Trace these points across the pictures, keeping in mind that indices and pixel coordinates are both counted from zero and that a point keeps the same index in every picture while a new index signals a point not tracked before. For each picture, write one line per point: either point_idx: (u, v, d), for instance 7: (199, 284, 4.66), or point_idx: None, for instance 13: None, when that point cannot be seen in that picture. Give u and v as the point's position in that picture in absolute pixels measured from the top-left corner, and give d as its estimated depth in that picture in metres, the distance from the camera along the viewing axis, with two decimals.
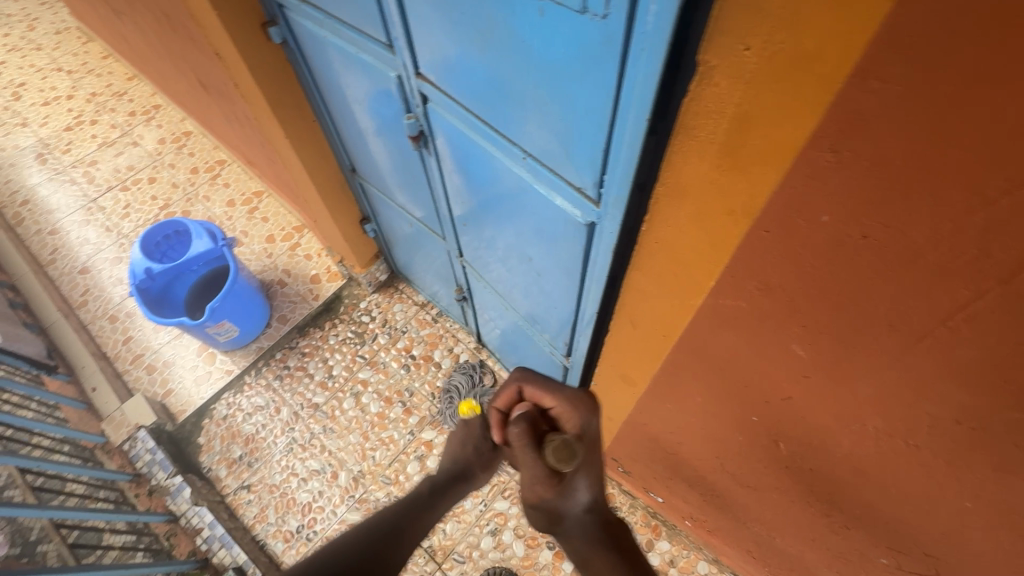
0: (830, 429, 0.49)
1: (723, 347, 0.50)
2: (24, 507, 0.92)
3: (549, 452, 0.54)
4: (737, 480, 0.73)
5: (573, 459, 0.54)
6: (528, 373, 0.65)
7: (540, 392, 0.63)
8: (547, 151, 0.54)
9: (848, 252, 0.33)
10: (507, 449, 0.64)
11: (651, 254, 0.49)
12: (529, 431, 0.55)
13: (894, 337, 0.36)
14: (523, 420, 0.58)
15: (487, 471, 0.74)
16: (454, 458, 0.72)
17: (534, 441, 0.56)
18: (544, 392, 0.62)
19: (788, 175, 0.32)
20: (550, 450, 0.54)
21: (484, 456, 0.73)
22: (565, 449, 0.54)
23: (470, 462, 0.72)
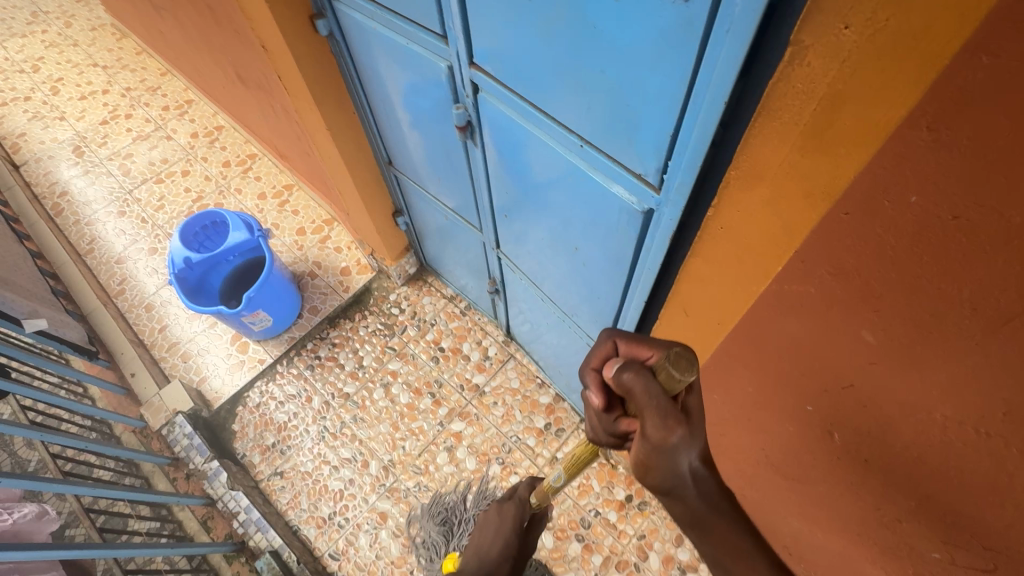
0: (892, 418, 0.48)
1: (785, 333, 0.50)
2: (71, 484, 0.96)
3: (662, 375, 0.46)
4: (781, 472, 0.73)
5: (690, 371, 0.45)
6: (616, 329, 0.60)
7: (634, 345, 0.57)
8: (607, 138, 0.55)
9: (936, 233, 0.33)
10: (608, 413, 0.56)
11: (717, 240, 0.50)
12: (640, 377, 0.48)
13: (975, 323, 0.36)
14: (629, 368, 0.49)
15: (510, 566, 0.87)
16: (486, 553, 0.87)
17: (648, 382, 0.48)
18: (639, 344, 0.57)
19: (879, 155, 0.32)
20: (663, 374, 0.46)
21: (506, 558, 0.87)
22: (681, 361, 0.45)
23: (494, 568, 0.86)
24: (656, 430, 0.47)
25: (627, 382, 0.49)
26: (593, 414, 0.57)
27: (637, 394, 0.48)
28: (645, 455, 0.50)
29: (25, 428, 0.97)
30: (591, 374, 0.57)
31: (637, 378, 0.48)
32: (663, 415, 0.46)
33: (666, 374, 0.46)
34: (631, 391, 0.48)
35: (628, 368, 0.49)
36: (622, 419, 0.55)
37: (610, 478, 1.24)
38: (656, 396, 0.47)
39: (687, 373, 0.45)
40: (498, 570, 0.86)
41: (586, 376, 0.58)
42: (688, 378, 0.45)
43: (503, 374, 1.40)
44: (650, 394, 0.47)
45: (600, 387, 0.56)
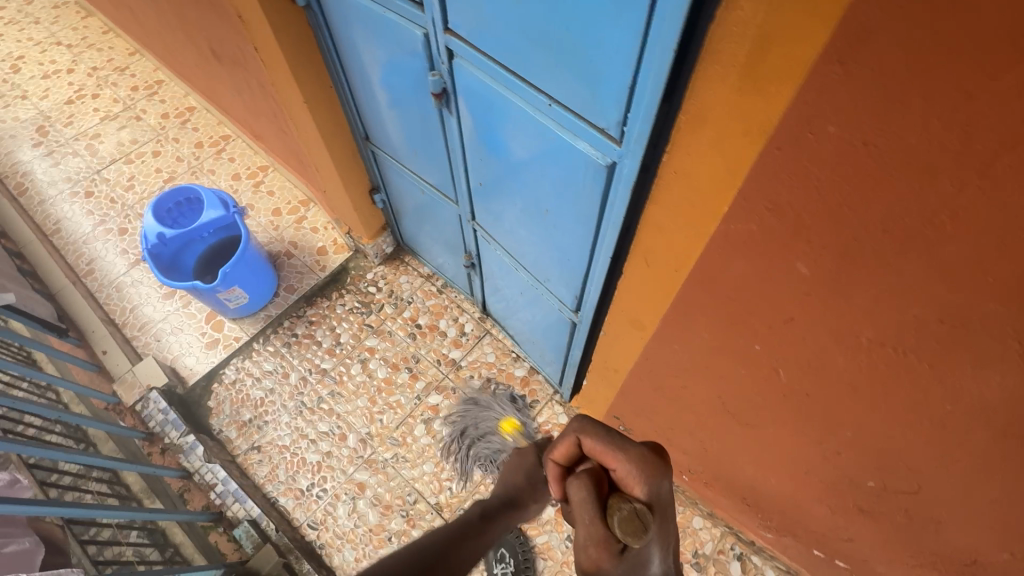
0: (826, 346, 0.54)
1: (732, 274, 0.55)
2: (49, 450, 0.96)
3: (615, 520, 0.48)
4: (735, 419, 0.78)
5: (644, 533, 0.47)
6: (586, 419, 0.56)
7: (601, 447, 0.53)
8: (572, 96, 0.59)
9: (851, 160, 0.38)
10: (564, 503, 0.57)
11: (671, 184, 0.54)
12: (590, 496, 0.49)
13: (888, 241, 0.41)
14: (584, 480, 0.50)
15: (538, 502, 0.75)
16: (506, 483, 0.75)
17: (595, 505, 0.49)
18: (606, 451, 0.53)
19: (801, 90, 0.37)
20: (617, 521, 0.47)
21: (536, 488, 0.75)
22: (634, 521, 0.47)
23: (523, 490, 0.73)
24: (586, 555, 0.48)
25: (576, 498, 0.50)
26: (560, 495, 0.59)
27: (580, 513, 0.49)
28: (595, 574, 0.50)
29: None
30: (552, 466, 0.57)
31: (588, 502, 0.49)
32: (593, 545, 0.48)
33: (617, 526, 0.47)
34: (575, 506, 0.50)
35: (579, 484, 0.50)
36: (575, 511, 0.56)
37: None
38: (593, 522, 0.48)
39: (633, 534, 0.47)
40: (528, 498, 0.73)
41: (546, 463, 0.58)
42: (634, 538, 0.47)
43: (479, 349, 1.44)
44: (590, 521, 0.48)
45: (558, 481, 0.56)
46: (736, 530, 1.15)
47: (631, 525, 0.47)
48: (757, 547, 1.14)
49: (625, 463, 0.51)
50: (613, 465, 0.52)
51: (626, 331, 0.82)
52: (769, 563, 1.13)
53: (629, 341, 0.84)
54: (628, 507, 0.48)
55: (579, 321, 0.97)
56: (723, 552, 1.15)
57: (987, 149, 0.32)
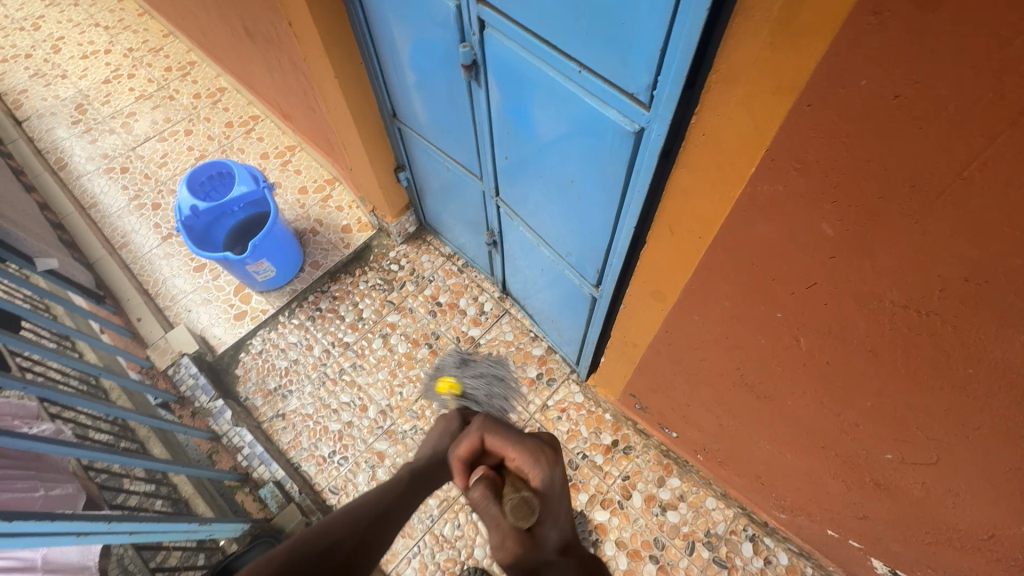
0: (849, 311, 0.55)
1: (756, 239, 0.56)
2: (94, 403, 1.02)
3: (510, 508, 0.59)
4: (753, 392, 0.79)
5: (531, 515, 0.59)
6: (488, 424, 0.71)
7: (498, 447, 0.68)
8: (603, 61, 0.60)
9: (882, 113, 0.39)
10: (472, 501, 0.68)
11: (697, 147, 0.55)
12: (490, 493, 0.62)
13: (914, 197, 0.41)
14: (484, 484, 0.63)
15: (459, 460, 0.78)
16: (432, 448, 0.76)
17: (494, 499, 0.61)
18: (503, 443, 0.69)
19: (833, 43, 0.38)
20: (512, 507, 0.59)
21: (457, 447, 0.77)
22: (523, 506, 0.59)
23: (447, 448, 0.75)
24: (499, 543, 0.58)
25: (480, 497, 0.62)
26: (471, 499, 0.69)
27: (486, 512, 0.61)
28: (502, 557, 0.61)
29: (48, 351, 1.06)
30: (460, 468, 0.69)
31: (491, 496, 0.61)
32: (506, 536, 0.58)
33: (511, 512, 0.59)
34: (480, 505, 0.62)
35: (480, 486, 0.63)
36: None
37: (597, 424, 1.30)
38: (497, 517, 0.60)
39: (524, 518, 0.58)
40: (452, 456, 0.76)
41: (453, 468, 0.70)
42: (525, 521, 0.58)
43: (498, 328, 1.46)
44: (494, 515, 0.60)
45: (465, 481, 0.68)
46: (749, 512, 1.16)
47: (523, 511, 0.59)
48: (770, 528, 1.15)
49: (517, 453, 0.68)
50: (511, 455, 0.68)
51: (647, 304, 0.83)
52: (781, 545, 1.14)
53: (649, 314, 0.85)
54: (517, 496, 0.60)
55: (600, 296, 0.98)
56: (736, 532, 1.16)
57: (1019, 97, 0.32)
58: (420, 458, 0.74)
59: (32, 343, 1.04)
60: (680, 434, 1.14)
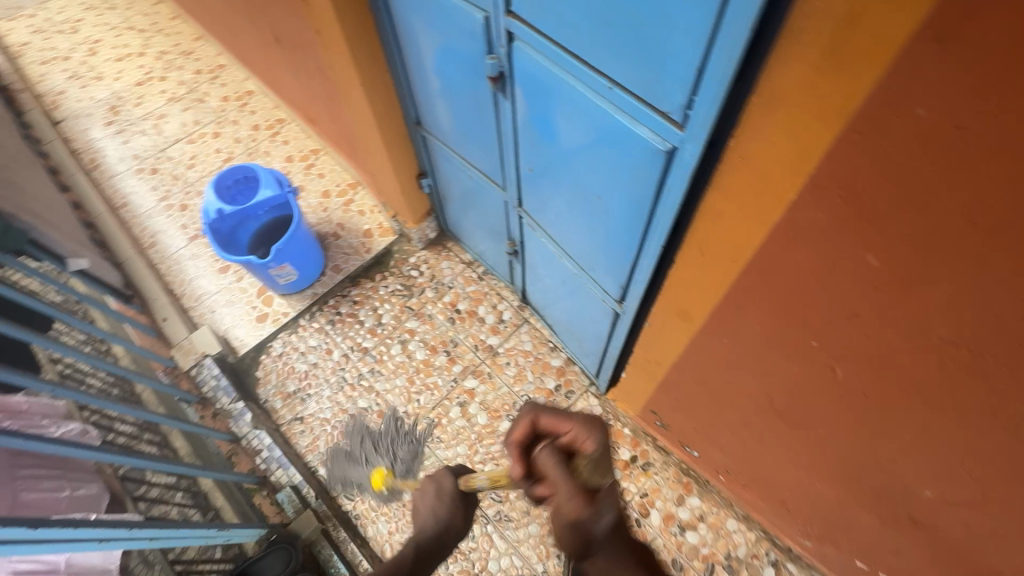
0: (892, 344, 0.52)
1: (794, 265, 0.54)
2: (118, 404, 1.03)
3: (587, 462, 0.61)
4: (782, 418, 0.76)
5: (604, 476, 0.60)
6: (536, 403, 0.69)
7: (551, 421, 0.66)
8: (635, 78, 0.58)
9: (941, 145, 0.36)
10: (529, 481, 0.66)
11: (732, 171, 0.53)
12: (558, 459, 0.61)
13: (972, 232, 0.39)
14: (551, 451, 0.62)
15: (466, 519, 0.77)
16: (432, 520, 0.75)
17: (563, 465, 0.61)
18: (557, 419, 0.66)
19: (889, 69, 0.35)
20: (586, 468, 0.60)
21: (460, 512, 0.77)
22: (596, 469, 0.60)
23: (450, 521, 0.75)
24: (569, 502, 0.57)
25: (548, 464, 0.62)
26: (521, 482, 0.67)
27: (555, 478, 0.60)
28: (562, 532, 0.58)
29: (76, 351, 1.07)
30: (513, 448, 0.67)
31: (558, 464, 0.61)
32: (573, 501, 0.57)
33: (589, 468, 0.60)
34: (548, 471, 0.61)
35: (547, 452, 0.62)
36: (537, 486, 0.65)
37: (616, 439, 1.27)
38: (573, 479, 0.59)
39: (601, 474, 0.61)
40: (454, 528, 0.75)
41: (508, 449, 0.67)
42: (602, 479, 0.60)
43: (516, 337, 1.45)
44: (563, 480, 0.59)
45: (520, 459, 0.66)
46: (772, 536, 1.13)
47: (599, 467, 0.60)
48: (793, 554, 1.11)
49: (575, 426, 0.64)
50: (565, 430, 0.65)
51: (673, 324, 0.80)
52: (805, 571, 1.10)
53: (674, 334, 0.83)
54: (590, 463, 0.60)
55: (623, 312, 0.96)
56: (758, 557, 1.12)
57: None
58: (425, 529, 0.74)
59: (62, 344, 1.06)
60: (701, 453, 1.11)
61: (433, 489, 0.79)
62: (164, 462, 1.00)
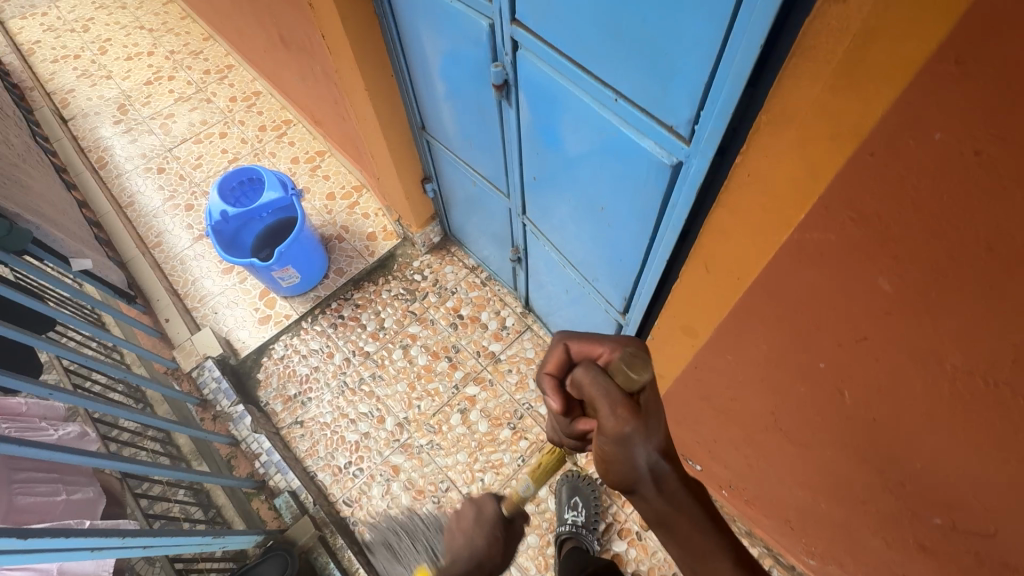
0: (904, 370, 0.50)
1: (802, 286, 0.52)
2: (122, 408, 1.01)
3: (620, 367, 0.53)
4: (788, 438, 0.74)
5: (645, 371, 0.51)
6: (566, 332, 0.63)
7: (584, 345, 0.60)
8: (641, 90, 0.57)
9: (958, 170, 0.35)
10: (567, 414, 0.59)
11: (739, 188, 0.51)
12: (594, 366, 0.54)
13: (991, 260, 0.37)
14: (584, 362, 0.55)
15: (506, 550, 0.73)
16: (470, 550, 0.71)
17: (599, 371, 0.53)
18: (591, 341, 0.60)
19: (906, 91, 0.34)
20: (622, 370, 0.52)
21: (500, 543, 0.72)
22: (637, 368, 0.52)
23: (486, 553, 0.71)
24: (610, 419, 0.51)
25: (583, 376, 0.54)
26: (555, 420, 0.61)
27: (592, 390, 0.52)
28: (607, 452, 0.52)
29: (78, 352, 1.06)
30: (546, 377, 0.60)
31: (595, 372, 0.53)
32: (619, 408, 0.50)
33: (622, 372, 0.52)
34: (584, 386, 0.53)
35: (581, 365, 0.54)
36: (579, 422, 0.59)
37: None
38: (610, 391, 0.51)
39: (640, 374, 0.51)
40: (491, 559, 0.70)
41: (540, 381, 0.60)
42: (641, 379, 0.51)
43: (519, 344, 1.43)
44: (603, 387, 0.52)
45: (556, 391, 0.59)
46: (775, 553, 1.11)
47: (636, 363, 0.52)
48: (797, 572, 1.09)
49: (610, 348, 0.59)
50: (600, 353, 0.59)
51: (677, 339, 0.79)
52: None
53: (678, 349, 0.81)
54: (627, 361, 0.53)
55: (626, 324, 0.95)
56: None
57: None
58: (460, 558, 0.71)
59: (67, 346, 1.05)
60: (704, 467, 1.09)
61: (476, 511, 0.76)
62: (162, 466, 0.99)
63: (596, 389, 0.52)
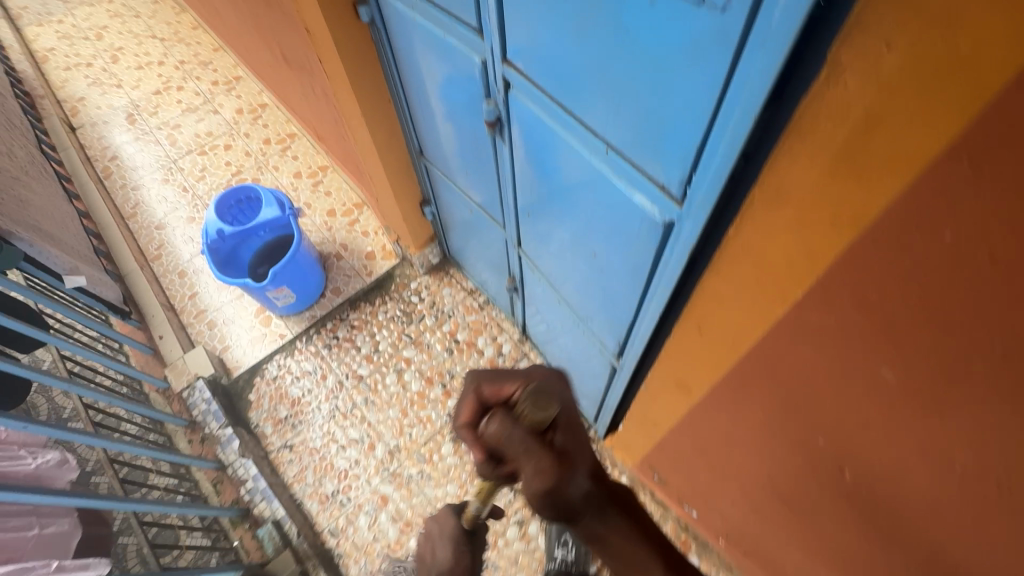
0: (910, 461, 0.46)
1: (800, 363, 0.48)
2: (104, 439, 0.99)
3: (526, 407, 0.47)
4: (785, 503, 0.70)
5: (551, 407, 0.47)
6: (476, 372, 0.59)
7: (493, 386, 0.56)
8: (632, 145, 0.53)
9: (971, 273, 0.31)
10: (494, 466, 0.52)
11: (733, 258, 0.47)
12: (502, 419, 0.47)
13: (1007, 369, 0.33)
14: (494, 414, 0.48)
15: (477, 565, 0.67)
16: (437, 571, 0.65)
17: (511, 421, 0.46)
18: (499, 382, 0.56)
19: (914, 186, 0.30)
20: (529, 412, 0.46)
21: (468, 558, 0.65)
22: (542, 408, 0.46)
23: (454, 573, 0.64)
24: (535, 476, 0.46)
25: (495, 433, 0.47)
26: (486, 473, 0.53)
27: (508, 446, 0.46)
28: (537, 504, 0.49)
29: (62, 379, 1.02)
30: (464, 432, 0.56)
31: (504, 425, 0.46)
32: (538, 461, 0.46)
33: (528, 414, 0.46)
34: (501, 444, 0.46)
35: (492, 421, 0.47)
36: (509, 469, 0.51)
37: None
38: (524, 440, 0.46)
39: (547, 410, 0.46)
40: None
41: (460, 434, 0.57)
42: (551, 416, 0.46)
43: None
44: (519, 441, 0.46)
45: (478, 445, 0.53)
46: None
47: (542, 402, 0.47)
48: None
49: (518, 385, 0.54)
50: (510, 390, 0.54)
51: (671, 392, 0.75)
52: None
53: (672, 402, 0.77)
54: (529, 400, 0.47)
55: (620, 367, 0.91)
56: None
57: None
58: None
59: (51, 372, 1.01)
60: (700, 514, 1.05)
61: (440, 530, 0.68)
62: (140, 501, 0.96)
63: (508, 444, 0.46)
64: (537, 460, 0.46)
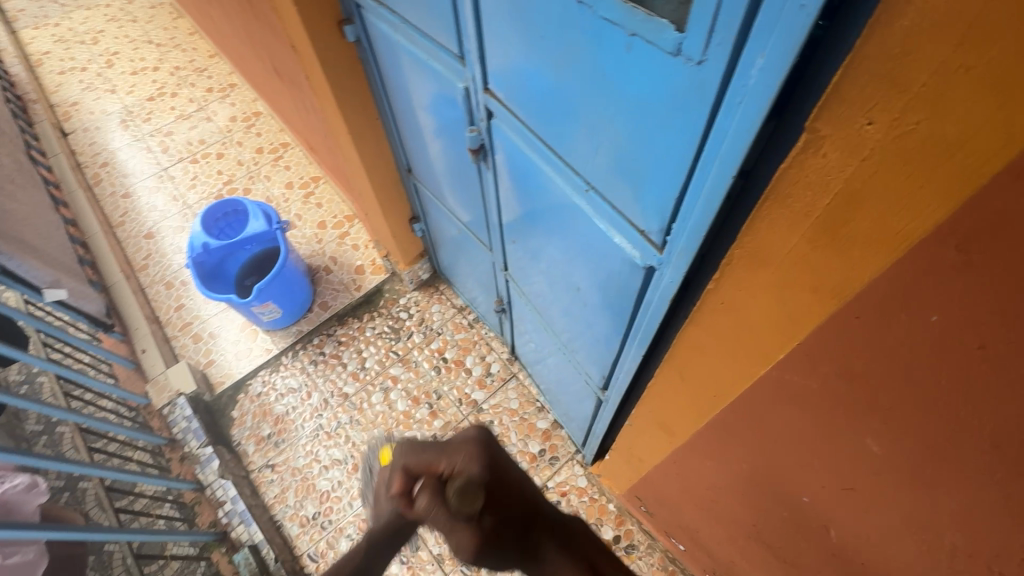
0: (897, 530, 0.43)
1: (782, 422, 0.46)
2: (76, 464, 0.96)
3: (451, 496, 0.44)
4: (771, 550, 0.67)
5: (479, 498, 0.44)
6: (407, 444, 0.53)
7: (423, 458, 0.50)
8: (612, 187, 0.51)
9: (959, 359, 0.29)
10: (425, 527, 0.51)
11: (713, 311, 0.45)
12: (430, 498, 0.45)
13: (996, 459, 0.31)
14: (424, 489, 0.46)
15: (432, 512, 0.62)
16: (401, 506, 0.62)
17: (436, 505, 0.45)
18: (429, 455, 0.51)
19: (897, 265, 0.28)
20: (453, 499, 0.44)
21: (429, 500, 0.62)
22: (468, 499, 0.44)
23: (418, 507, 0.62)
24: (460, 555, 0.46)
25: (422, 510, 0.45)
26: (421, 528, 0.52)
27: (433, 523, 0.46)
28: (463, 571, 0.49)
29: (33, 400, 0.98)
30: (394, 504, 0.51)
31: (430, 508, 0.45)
32: (462, 545, 0.45)
33: (452, 501, 0.44)
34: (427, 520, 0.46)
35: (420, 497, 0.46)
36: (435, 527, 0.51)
37: (599, 515, 1.19)
38: (448, 522, 0.45)
39: (473, 503, 0.44)
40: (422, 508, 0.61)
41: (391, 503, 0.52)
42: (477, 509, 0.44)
43: (503, 393, 1.37)
44: (444, 523, 0.45)
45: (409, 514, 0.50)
46: None
47: (468, 494, 0.44)
48: None
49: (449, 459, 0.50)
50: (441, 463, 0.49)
51: (655, 431, 0.73)
52: None
53: (656, 440, 0.75)
54: (456, 490, 0.44)
55: (606, 399, 0.89)
56: None
57: None
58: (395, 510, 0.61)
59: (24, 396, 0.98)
60: (687, 547, 1.02)
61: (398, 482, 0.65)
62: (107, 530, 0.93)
63: (432, 521, 0.45)
64: (462, 544, 0.45)
